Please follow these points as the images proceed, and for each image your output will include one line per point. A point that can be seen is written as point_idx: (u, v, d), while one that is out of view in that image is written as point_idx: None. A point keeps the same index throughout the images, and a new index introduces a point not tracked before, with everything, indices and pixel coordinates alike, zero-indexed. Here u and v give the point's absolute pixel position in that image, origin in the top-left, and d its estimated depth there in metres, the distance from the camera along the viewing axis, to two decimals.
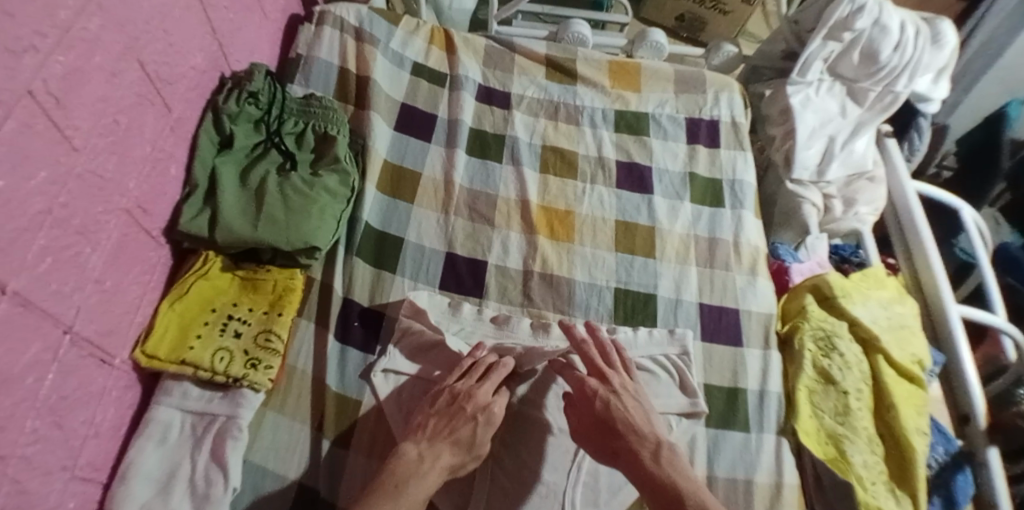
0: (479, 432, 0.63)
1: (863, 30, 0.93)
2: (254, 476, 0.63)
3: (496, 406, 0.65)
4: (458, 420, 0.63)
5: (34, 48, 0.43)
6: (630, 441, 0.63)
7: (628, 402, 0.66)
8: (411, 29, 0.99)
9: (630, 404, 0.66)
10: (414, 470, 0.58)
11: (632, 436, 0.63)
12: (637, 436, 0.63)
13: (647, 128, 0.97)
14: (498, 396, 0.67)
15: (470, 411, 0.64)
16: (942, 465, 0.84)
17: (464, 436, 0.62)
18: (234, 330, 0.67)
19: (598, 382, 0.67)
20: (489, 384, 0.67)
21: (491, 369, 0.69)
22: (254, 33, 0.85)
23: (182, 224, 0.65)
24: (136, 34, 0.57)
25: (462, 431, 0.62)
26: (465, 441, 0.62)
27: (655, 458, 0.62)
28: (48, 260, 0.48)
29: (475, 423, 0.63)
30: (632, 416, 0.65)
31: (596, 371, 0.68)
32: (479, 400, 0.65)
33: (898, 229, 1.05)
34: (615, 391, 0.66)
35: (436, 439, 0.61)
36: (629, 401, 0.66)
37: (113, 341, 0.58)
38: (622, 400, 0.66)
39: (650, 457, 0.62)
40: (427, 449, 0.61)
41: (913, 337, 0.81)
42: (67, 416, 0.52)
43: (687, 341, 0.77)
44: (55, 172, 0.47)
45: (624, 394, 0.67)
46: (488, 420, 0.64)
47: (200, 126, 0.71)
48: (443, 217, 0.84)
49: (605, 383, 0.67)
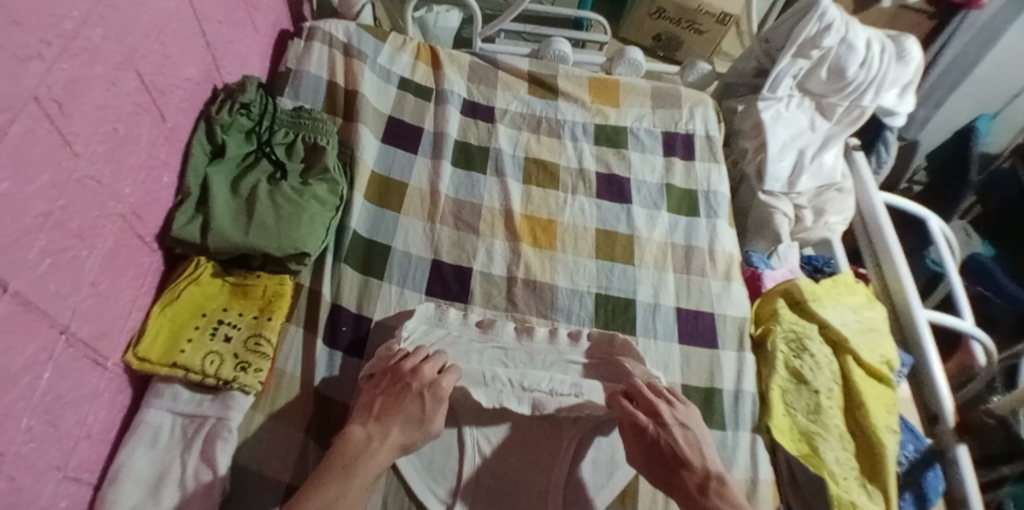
0: (427, 408, 0.66)
1: (830, 48, 0.98)
2: (239, 479, 0.64)
3: (442, 381, 0.68)
4: (405, 395, 0.66)
5: (40, 55, 0.45)
6: (682, 475, 0.67)
7: (681, 435, 0.68)
8: (398, 45, 1.02)
9: (681, 436, 0.68)
10: (362, 448, 0.62)
11: (684, 470, 0.67)
12: (688, 468, 0.67)
13: (626, 140, 1.01)
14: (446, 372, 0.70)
15: (416, 388, 0.67)
16: (913, 463, 0.87)
17: (415, 413, 0.66)
18: (224, 334, 0.68)
19: (647, 417, 0.69)
20: (432, 362, 0.70)
21: (433, 355, 0.71)
22: (245, 46, 0.87)
23: (174, 230, 0.67)
24: (136, 44, 0.59)
25: (411, 407, 0.66)
26: (415, 418, 0.65)
27: (702, 490, 0.65)
28: (47, 262, 0.49)
29: (423, 400, 0.66)
30: (687, 448, 0.68)
31: (648, 407, 0.69)
32: (424, 377, 0.68)
33: (865, 237, 1.10)
34: (665, 425, 0.68)
35: (387, 417, 0.65)
36: (681, 432, 0.68)
37: (105, 344, 0.60)
38: (673, 433, 0.68)
39: (697, 489, 0.65)
40: (374, 428, 0.64)
41: (882, 339, 0.85)
42: (59, 417, 0.53)
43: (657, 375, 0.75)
44: (55, 176, 0.49)
45: (677, 425, 0.69)
46: (435, 397, 0.67)
47: (193, 136, 0.73)
48: (429, 226, 0.87)
49: (655, 418, 0.69)
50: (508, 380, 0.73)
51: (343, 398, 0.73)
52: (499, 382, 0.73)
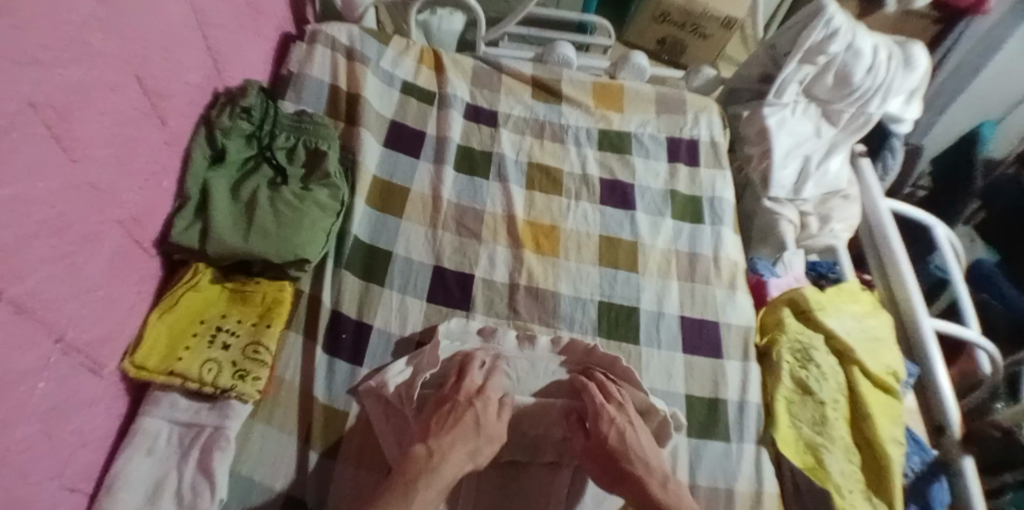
0: (481, 416, 0.68)
1: (836, 55, 0.97)
2: (239, 488, 0.64)
3: (488, 390, 0.71)
4: (459, 409, 0.68)
5: (38, 61, 0.44)
6: (637, 469, 0.67)
7: (633, 436, 0.69)
8: (401, 49, 1.01)
9: (642, 436, 0.70)
10: (426, 466, 0.62)
11: (640, 465, 0.68)
12: (646, 465, 0.68)
13: (630, 146, 1.00)
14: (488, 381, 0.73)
15: (466, 399, 0.69)
16: (918, 475, 0.86)
17: (470, 421, 0.67)
18: (223, 342, 0.67)
19: (614, 410, 0.71)
20: (474, 371, 0.72)
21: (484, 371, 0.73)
22: (247, 49, 0.86)
23: (173, 236, 0.66)
24: (136, 49, 0.59)
25: (466, 417, 0.67)
26: (471, 427, 0.66)
27: (663, 486, 0.66)
28: (44, 269, 0.49)
29: (475, 409, 0.68)
30: (637, 444, 0.69)
31: (615, 401, 0.72)
32: (467, 386, 0.71)
33: (871, 244, 1.09)
34: (630, 422, 0.71)
35: (447, 435, 0.65)
36: (641, 433, 0.71)
37: (103, 351, 0.59)
38: (635, 430, 0.70)
39: (658, 482, 0.67)
40: (436, 444, 0.64)
41: (887, 350, 0.84)
42: (55, 426, 0.53)
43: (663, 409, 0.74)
44: (53, 183, 0.48)
45: (637, 426, 0.71)
46: (485, 403, 0.69)
47: (193, 140, 0.72)
48: (431, 232, 0.86)
49: (621, 412, 0.71)
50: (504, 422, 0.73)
51: (343, 406, 0.71)
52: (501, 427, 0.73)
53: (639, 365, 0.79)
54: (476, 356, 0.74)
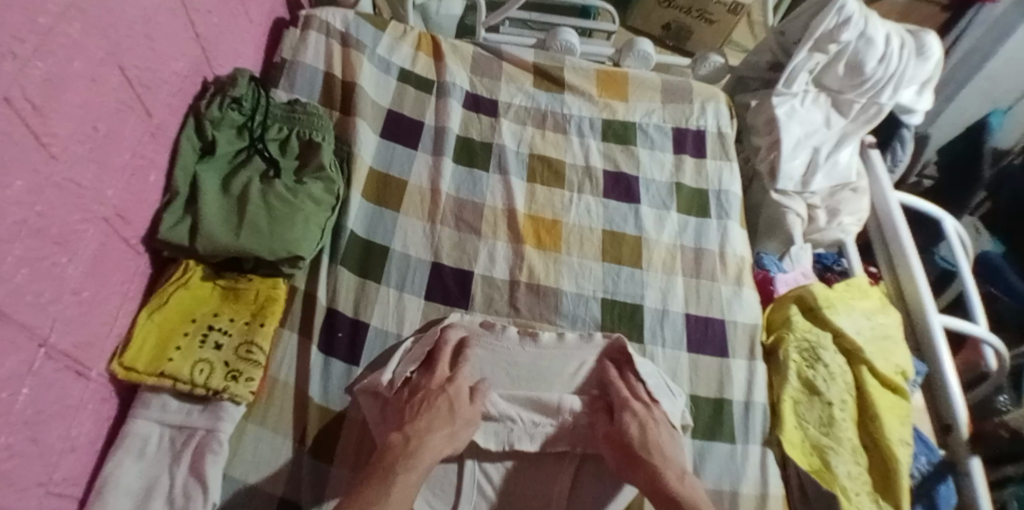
0: (455, 402, 0.68)
1: (849, 43, 0.94)
2: (233, 491, 0.62)
3: (458, 376, 0.71)
4: (430, 396, 0.68)
5: (13, 54, 0.41)
6: (653, 460, 0.66)
7: (655, 429, 0.69)
8: (398, 35, 0.98)
9: (663, 430, 0.69)
10: (404, 451, 0.62)
11: (656, 457, 0.66)
12: (663, 458, 0.66)
13: (635, 137, 0.97)
14: (461, 368, 0.72)
15: (436, 388, 0.69)
16: (925, 476, 0.85)
17: (443, 409, 0.67)
18: (214, 341, 0.65)
19: (641, 406, 0.70)
20: (444, 362, 0.72)
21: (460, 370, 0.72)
22: (238, 36, 0.83)
23: (161, 233, 0.64)
24: (120, 38, 0.56)
25: (439, 403, 0.67)
26: (447, 413, 0.66)
27: (680, 479, 0.64)
28: (25, 271, 0.47)
29: (448, 396, 0.68)
30: (658, 437, 0.68)
31: (641, 399, 0.71)
32: (438, 376, 0.70)
33: (880, 238, 1.07)
34: (655, 418, 0.70)
35: (421, 420, 0.65)
36: (664, 428, 0.70)
37: (89, 353, 0.57)
38: (659, 427, 0.69)
39: (674, 476, 0.65)
40: (412, 430, 0.65)
41: (897, 348, 0.82)
42: (41, 432, 0.51)
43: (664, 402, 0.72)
44: (32, 181, 0.46)
45: (661, 422, 0.70)
46: (458, 390, 0.69)
47: (181, 131, 0.69)
48: (429, 227, 0.83)
49: (647, 409, 0.70)
50: (517, 416, 0.70)
51: (340, 408, 0.69)
52: (507, 424, 0.70)
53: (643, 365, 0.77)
54: (448, 336, 0.73)
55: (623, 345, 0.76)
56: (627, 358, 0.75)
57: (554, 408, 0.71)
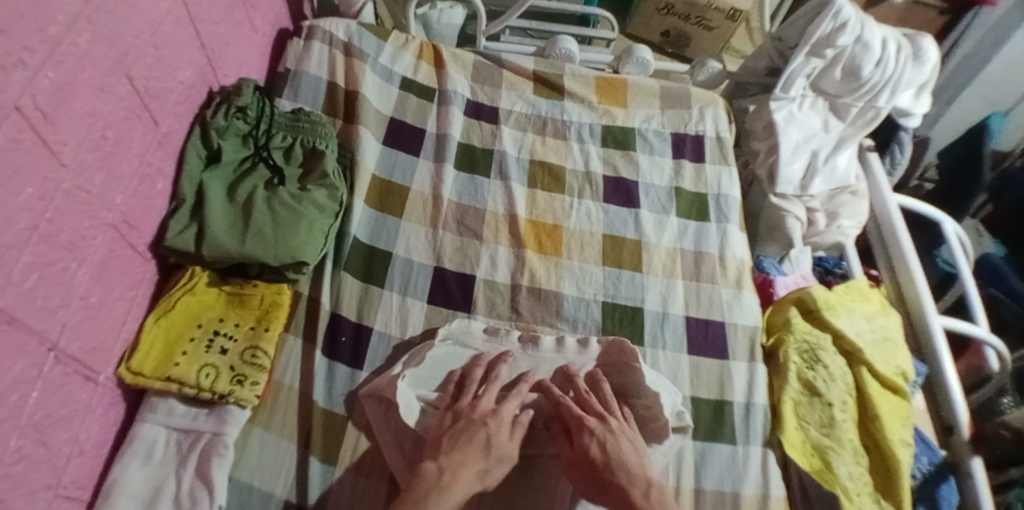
0: (493, 435, 0.64)
1: (845, 47, 0.95)
2: (238, 495, 0.63)
3: (503, 409, 0.67)
4: (470, 427, 0.64)
5: (24, 62, 0.43)
6: (619, 478, 0.63)
7: (616, 443, 0.66)
8: (400, 44, 0.99)
9: (626, 445, 0.66)
10: (435, 484, 0.58)
11: (622, 474, 0.63)
12: (628, 475, 0.63)
13: (634, 142, 0.98)
14: (505, 401, 0.69)
15: (478, 418, 0.65)
16: (927, 477, 0.85)
17: (480, 441, 0.63)
18: (220, 346, 0.66)
19: (596, 422, 0.67)
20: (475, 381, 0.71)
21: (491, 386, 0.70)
22: (243, 46, 0.85)
23: (168, 239, 0.65)
24: (127, 48, 0.57)
25: (478, 435, 0.63)
26: (482, 447, 0.63)
27: (646, 496, 0.61)
28: (35, 276, 0.48)
29: (488, 429, 0.64)
30: (621, 452, 0.65)
31: (595, 412, 0.69)
32: (482, 406, 0.67)
33: (880, 241, 1.07)
34: (612, 431, 0.67)
35: (457, 453, 0.61)
36: (626, 442, 0.66)
37: (98, 358, 0.58)
38: (618, 439, 0.66)
39: (640, 494, 0.61)
40: (446, 461, 0.60)
41: (897, 350, 0.82)
42: (50, 435, 0.52)
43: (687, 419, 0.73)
44: (42, 188, 0.47)
45: (621, 436, 0.67)
46: (499, 422, 0.66)
47: (188, 140, 0.71)
48: (431, 231, 0.84)
49: (603, 423, 0.67)
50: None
51: (343, 411, 0.70)
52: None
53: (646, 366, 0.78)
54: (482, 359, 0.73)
55: (621, 347, 0.76)
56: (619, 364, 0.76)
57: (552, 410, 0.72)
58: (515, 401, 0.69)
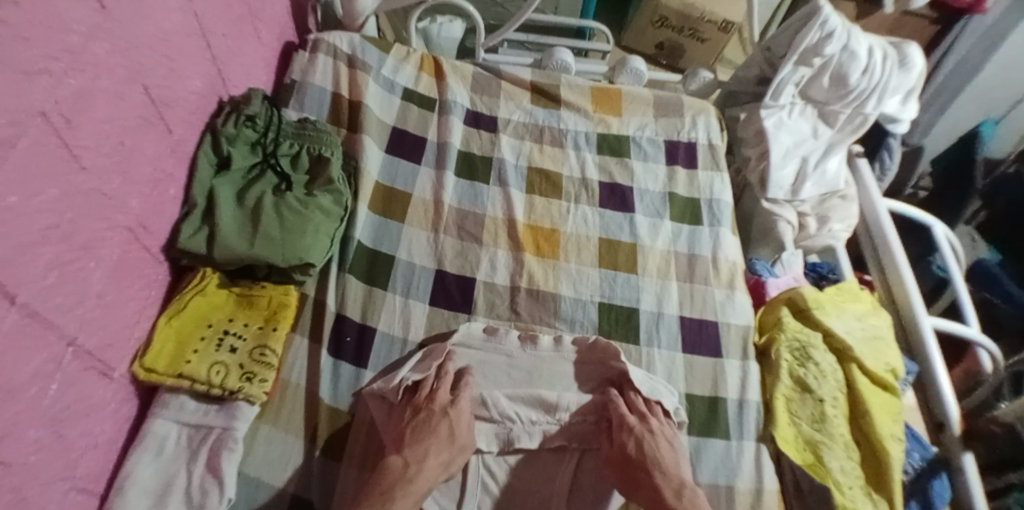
0: (455, 425, 0.69)
1: (832, 55, 0.98)
2: (248, 489, 0.65)
3: (460, 399, 0.71)
4: (433, 419, 0.68)
5: (47, 71, 0.46)
6: (654, 477, 0.67)
7: (653, 443, 0.70)
8: (401, 56, 1.03)
9: (662, 445, 0.70)
10: (401, 476, 0.63)
11: (656, 473, 0.68)
12: (662, 473, 0.68)
13: (629, 149, 1.02)
14: (463, 391, 0.73)
15: (439, 410, 0.69)
16: (919, 472, 0.87)
17: (443, 433, 0.68)
18: (230, 345, 0.69)
19: (637, 420, 0.71)
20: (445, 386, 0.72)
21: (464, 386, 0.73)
22: (250, 58, 0.88)
23: (180, 242, 0.68)
24: (142, 59, 0.60)
25: (440, 428, 0.68)
26: (446, 437, 0.68)
27: (677, 495, 0.66)
28: (54, 274, 0.51)
29: (449, 419, 0.69)
30: (657, 451, 0.69)
31: (638, 412, 0.73)
32: (440, 398, 0.70)
33: (870, 244, 1.10)
34: (651, 430, 0.71)
35: (422, 444, 0.66)
36: (662, 442, 0.71)
37: (112, 355, 0.60)
38: (656, 438, 0.70)
39: (672, 493, 0.66)
40: (411, 454, 0.65)
41: (887, 348, 0.84)
42: (65, 428, 0.54)
43: (681, 415, 0.75)
44: (62, 190, 0.50)
45: (659, 435, 0.71)
46: (458, 414, 0.70)
47: (199, 148, 0.74)
48: (433, 236, 0.87)
49: (643, 422, 0.71)
50: (516, 416, 0.73)
51: (348, 409, 0.72)
52: (507, 423, 0.73)
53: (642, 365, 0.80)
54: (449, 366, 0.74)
55: (612, 348, 0.77)
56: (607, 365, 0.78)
57: (552, 405, 0.74)
58: (469, 390, 0.73)
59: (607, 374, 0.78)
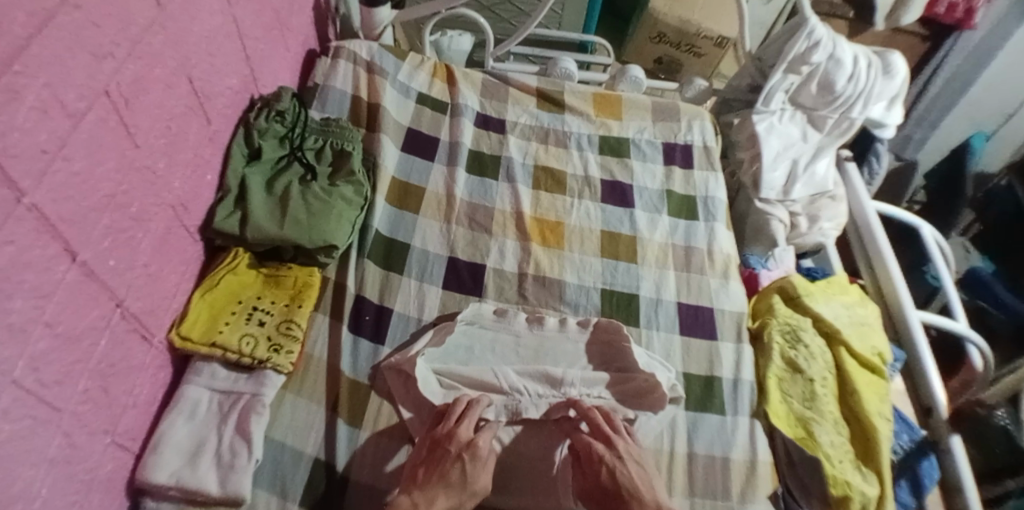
0: (469, 470, 0.66)
1: (819, 63, 1.05)
2: (273, 452, 0.70)
3: (479, 440, 0.68)
4: (445, 463, 0.66)
5: (112, 54, 0.52)
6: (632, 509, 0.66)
7: (624, 470, 0.69)
8: (416, 64, 1.10)
9: (634, 470, 0.69)
10: None
11: (634, 503, 0.67)
12: (640, 502, 0.67)
13: (628, 150, 1.08)
14: (481, 433, 0.70)
15: (454, 451, 0.67)
16: (908, 453, 0.90)
17: (455, 478, 0.65)
18: (258, 319, 0.74)
19: (604, 448, 0.70)
20: (467, 423, 0.70)
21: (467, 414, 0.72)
22: (278, 61, 0.95)
23: (216, 222, 0.74)
24: (189, 54, 0.67)
25: (451, 473, 0.65)
26: (457, 482, 0.65)
27: None
28: (109, 239, 0.56)
29: (463, 463, 0.66)
30: (630, 479, 0.68)
31: (603, 437, 0.72)
32: (461, 436, 0.69)
33: (859, 242, 1.15)
34: (620, 457, 0.70)
35: (431, 488, 0.64)
36: (633, 466, 0.70)
37: (153, 321, 0.66)
38: (627, 465, 0.69)
39: None
40: (420, 496, 0.64)
41: (873, 333, 0.89)
42: (111, 383, 0.59)
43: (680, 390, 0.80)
44: (121, 162, 0.56)
45: (629, 460, 0.70)
46: (474, 456, 0.67)
47: (233, 139, 0.80)
48: (445, 227, 0.93)
49: (611, 449, 0.71)
50: (524, 389, 0.78)
51: (367, 381, 0.77)
52: (514, 396, 0.77)
53: (642, 345, 0.86)
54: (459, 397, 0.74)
55: (615, 327, 0.84)
56: (610, 343, 0.84)
57: (557, 380, 0.79)
58: (490, 434, 0.71)
59: (608, 355, 0.83)
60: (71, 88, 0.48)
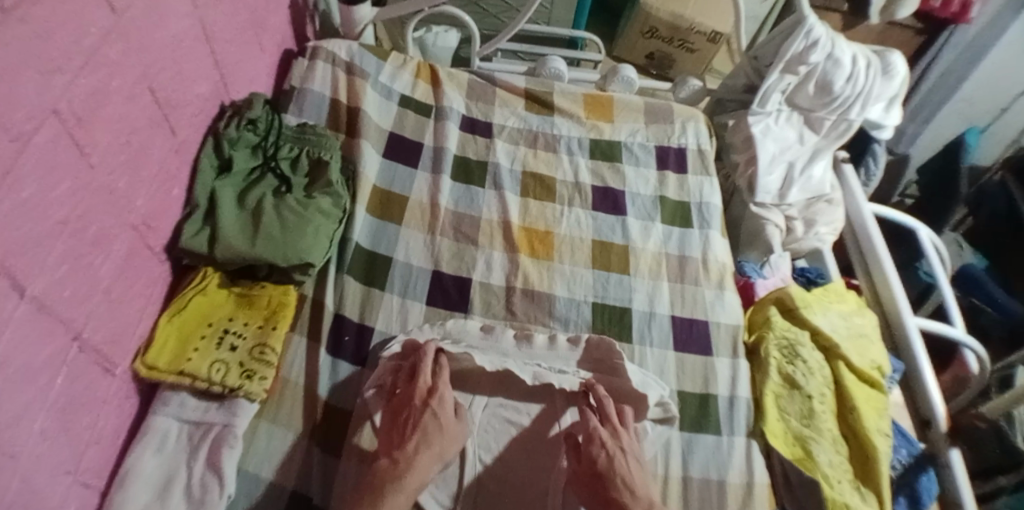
0: (440, 416, 0.68)
1: (817, 64, 1.01)
2: (247, 483, 0.66)
3: (439, 387, 0.70)
4: (413, 413, 0.68)
5: (62, 70, 0.48)
6: (623, 495, 0.64)
7: (622, 460, 0.67)
8: (398, 64, 1.05)
9: (631, 462, 0.68)
10: (392, 475, 0.62)
11: (626, 491, 0.65)
12: (632, 493, 0.65)
13: (620, 155, 1.04)
14: (438, 376, 0.72)
15: (420, 403, 0.68)
16: (906, 468, 0.87)
17: (431, 425, 0.67)
18: (229, 344, 0.70)
19: (608, 435, 0.69)
20: (426, 371, 0.71)
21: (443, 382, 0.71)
22: (252, 64, 0.90)
23: (183, 240, 0.69)
24: (152, 62, 0.62)
25: (426, 421, 0.67)
26: (433, 429, 0.66)
27: None
28: (64, 268, 0.52)
29: (432, 410, 0.68)
30: (625, 467, 0.66)
31: (610, 424, 0.71)
32: (420, 387, 0.70)
33: (857, 248, 1.12)
34: (621, 448, 0.69)
35: (410, 443, 0.65)
36: (631, 459, 0.68)
37: (116, 350, 0.62)
38: (626, 456, 0.68)
39: None
40: (399, 454, 0.64)
41: (871, 345, 0.87)
42: (72, 421, 0.55)
43: (671, 405, 0.77)
44: (76, 186, 0.52)
45: (628, 453, 0.69)
46: (442, 406, 0.69)
47: (201, 150, 0.76)
48: (429, 238, 0.89)
49: (614, 439, 0.69)
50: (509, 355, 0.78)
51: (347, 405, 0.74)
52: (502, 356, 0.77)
53: (635, 363, 0.82)
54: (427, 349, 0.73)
55: (608, 345, 0.80)
56: (603, 360, 0.80)
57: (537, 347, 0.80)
58: (444, 374, 0.72)
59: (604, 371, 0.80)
60: (17, 109, 0.43)
